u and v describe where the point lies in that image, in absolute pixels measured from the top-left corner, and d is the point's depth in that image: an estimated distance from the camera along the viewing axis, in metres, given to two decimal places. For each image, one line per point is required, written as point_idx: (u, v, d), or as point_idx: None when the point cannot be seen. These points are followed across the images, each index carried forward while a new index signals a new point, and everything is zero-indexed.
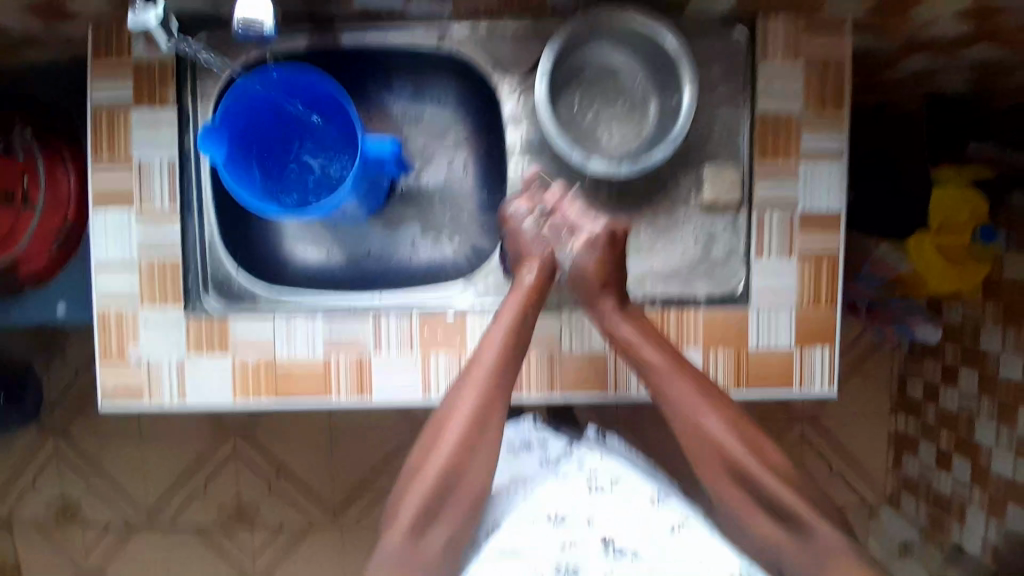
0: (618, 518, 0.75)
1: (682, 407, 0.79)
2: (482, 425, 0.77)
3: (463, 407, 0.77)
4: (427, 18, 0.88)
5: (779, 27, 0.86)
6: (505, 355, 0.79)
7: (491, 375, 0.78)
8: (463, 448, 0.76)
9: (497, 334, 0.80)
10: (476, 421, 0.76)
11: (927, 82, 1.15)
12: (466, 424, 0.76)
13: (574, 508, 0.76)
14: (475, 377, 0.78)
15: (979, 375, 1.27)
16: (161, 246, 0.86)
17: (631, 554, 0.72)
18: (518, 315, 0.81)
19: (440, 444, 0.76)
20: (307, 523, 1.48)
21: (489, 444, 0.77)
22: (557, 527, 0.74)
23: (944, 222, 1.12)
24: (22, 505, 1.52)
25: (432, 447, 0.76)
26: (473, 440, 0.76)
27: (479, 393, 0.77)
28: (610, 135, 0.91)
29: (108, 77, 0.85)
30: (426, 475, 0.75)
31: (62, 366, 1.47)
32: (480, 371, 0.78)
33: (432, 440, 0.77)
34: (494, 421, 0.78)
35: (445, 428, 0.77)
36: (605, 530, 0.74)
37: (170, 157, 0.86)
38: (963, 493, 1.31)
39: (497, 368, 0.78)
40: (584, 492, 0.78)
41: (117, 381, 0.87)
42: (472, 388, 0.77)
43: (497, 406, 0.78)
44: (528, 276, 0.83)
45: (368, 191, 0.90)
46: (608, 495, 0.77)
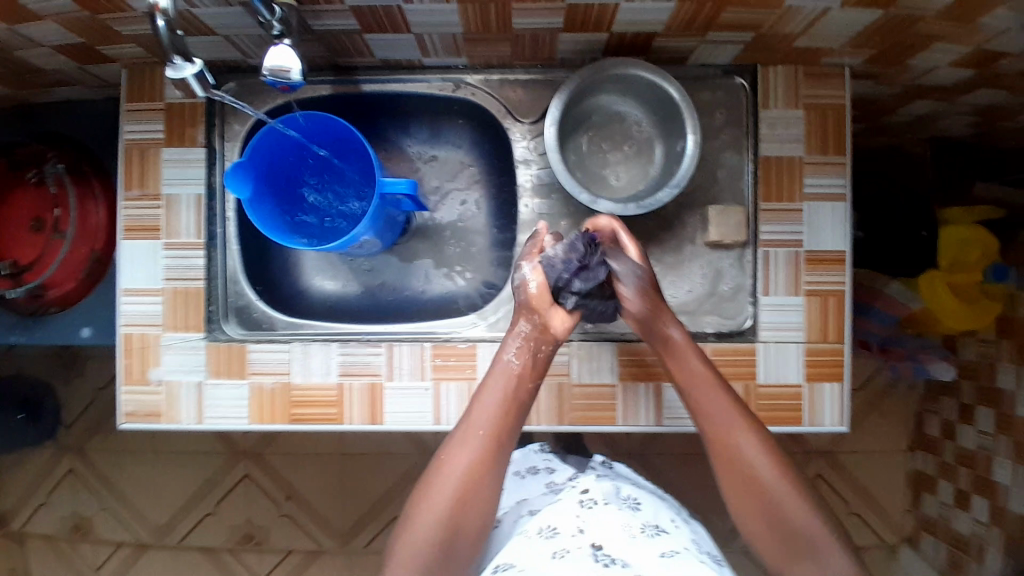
0: (610, 530, 0.73)
1: (723, 433, 0.76)
2: (480, 478, 0.74)
3: (456, 466, 0.73)
4: (443, 69, 0.92)
5: (779, 77, 0.89)
6: (505, 411, 0.76)
7: (488, 435, 0.74)
8: (459, 505, 0.72)
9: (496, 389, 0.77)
10: (473, 470, 0.73)
11: (930, 125, 1.18)
12: (461, 483, 0.73)
13: (566, 521, 0.75)
14: (474, 427, 0.75)
15: (995, 415, 1.26)
16: (186, 274, 0.90)
17: (621, 564, 0.68)
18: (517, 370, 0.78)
19: (432, 501, 0.73)
20: (316, 549, 1.49)
21: (483, 498, 0.74)
22: (551, 540, 0.72)
23: (956, 258, 1.12)
24: (36, 523, 1.55)
25: (424, 504, 0.73)
26: (468, 498, 0.73)
27: (475, 452, 0.74)
28: (618, 175, 0.95)
29: (141, 117, 0.91)
30: (419, 531, 0.72)
31: (79, 387, 1.51)
32: (477, 431, 0.75)
33: (425, 497, 0.73)
34: (491, 480, 0.74)
35: (436, 486, 0.73)
36: (595, 538, 0.72)
37: (199, 193, 0.91)
38: (981, 534, 1.29)
39: (495, 426, 0.75)
40: (576, 506, 0.77)
41: (138, 402, 0.90)
42: (468, 447, 0.74)
43: (494, 464, 0.74)
44: (528, 321, 0.80)
45: (383, 228, 0.93)
46: (599, 510, 0.77)
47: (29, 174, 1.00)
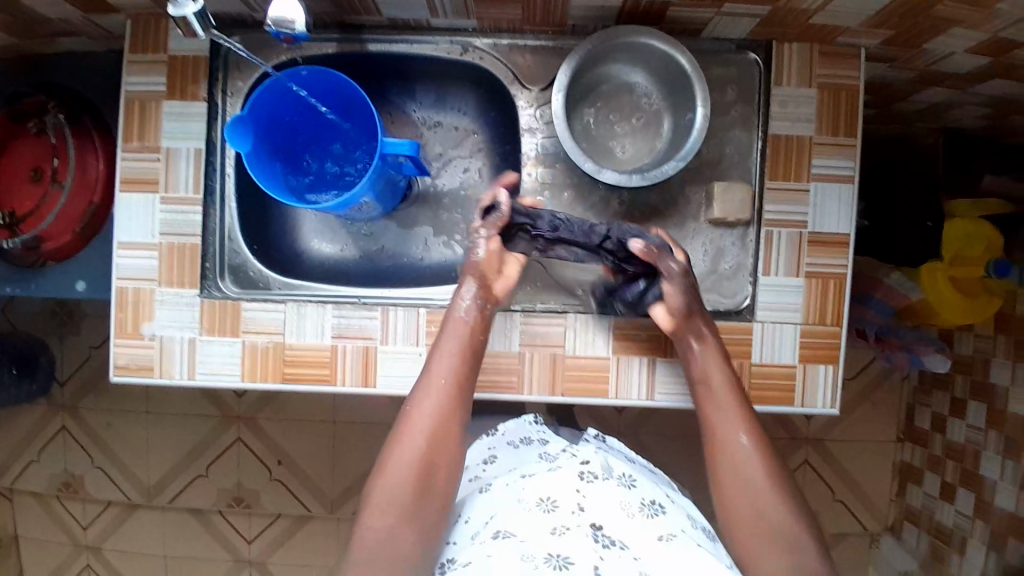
0: (609, 511, 0.73)
1: (721, 417, 0.78)
2: (446, 427, 0.76)
3: (422, 413, 0.76)
4: (451, 31, 0.90)
5: (794, 54, 0.88)
6: (466, 360, 0.80)
7: (453, 381, 0.78)
8: (428, 450, 0.74)
9: (456, 339, 0.80)
10: (440, 420, 0.76)
11: (941, 115, 1.16)
12: (429, 430, 0.75)
13: (565, 496, 0.74)
14: (437, 377, 0.78)
15: (987, 410, 1.26)
16: (182, 229, 0.89)
17: (619, 546, 0.68)
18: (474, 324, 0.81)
19: (402, 449, 0.74)
20: (306, 514, 1.50)
21: (451, 447, 0.76)
22: (549, 514, 0.71)
23: (959, 252, 1.13)
24: (26, 480, 1.55)
25: (393, 453, 0.74)
26: (434, 449, 0.74)
27: (441, 398, 0.77)
28: (623, 147, 0.93)
29: (143, 69, 0.89)
30: (391, 477, 0.72)
31: (74, 346, 1.50)
32: (438, 378, 0.78)
33: (395, 445, 0.75)
34: (456, 426, 0.77)
35: (404, 434, 0.75)
36: (594, 517, 0.71)
37: (197, 147, 0.89)
38: (964, 527, 1.30)
39: (460, 374, 0.79)
40: (575, 480, 0.76)
41: (130, 356, 0.90)
42: (434, 393, 0.77)
43: (458, 412, 0.77)
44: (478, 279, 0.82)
45: (384, 191, 0.92)
46: (599, 485, 0.76)
47: (29, 123, 0.98)
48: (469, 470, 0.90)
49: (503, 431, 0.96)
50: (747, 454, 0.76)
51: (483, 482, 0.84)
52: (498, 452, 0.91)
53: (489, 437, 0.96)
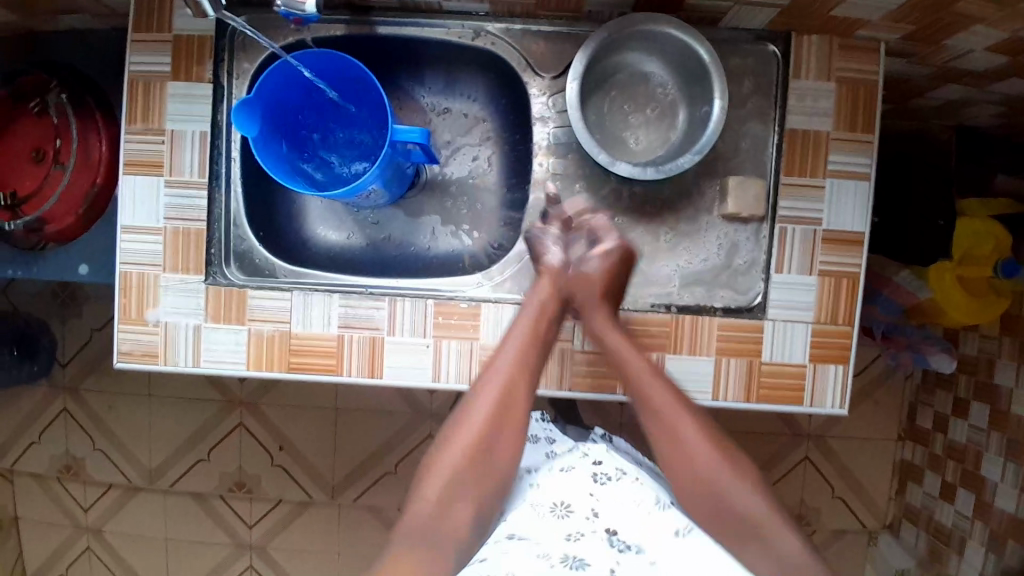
0: (624, 513, 0.75)
1: (652, 411, 0.74)
2: (509, 413, 0.73)
3: (488, 391, 0.74)
4: (463, 15, 0.88)
5: (813, 46, 0.86)
6: (535, 343, 0.78)
7: (519, 366, 0.76)
8: (490, 429, 0.72)
9: (524, 322, 0.79)
10: (502, 404, 0.74)
11: (956, 113, 1.15)
12: (493, 409, 0.73)
13: (580, 501, 0.76)
14: (503, 363, 0.76)
15: (990, 411, 1.26)
16: (187, 214, 0.88)
17: (634, 549, 0.70)
18: (543, 308, 0.81)
19: (463, 432, 0.72)
20: (306, 500, 1.50)
21: (514, 428, 0.74)
22: (563, 520, 0.74)
23: (969, 250, 1.12)
24: (28, 461, 1.55)
25: (455, 430, 0.73)
26: (496, 434, 0.72)
27: (505, 384, 0.75)
28: (637, 139, 0.92)
29: (147, 49, 0.87)
30: (446, 463, 0.71)
31: (76, 327, 1.49)
32: (505, 359, 0.76)
33: (454, 430, 0.73)
34: (522, 408, 0.75)
35: (468, 412, 0.74)
36: (609, 522, 0.73)
37: (202, 130, 0.87)
38: (963, 527, 1.30)
39: (525, 360, 0.76)
40: (589, 482, 0.79)
41: (134, 342, 0.89)
42: (499, 378, 0.75)
43: (525, 394, 0.75)
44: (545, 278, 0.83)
45: (392, 179, 0.90)
46: (613, 486, 0.78)
47: (30, 103, 0.96)
48: None
49: None
50: (693, 445, 0.72)
51: None
52: None
53: None
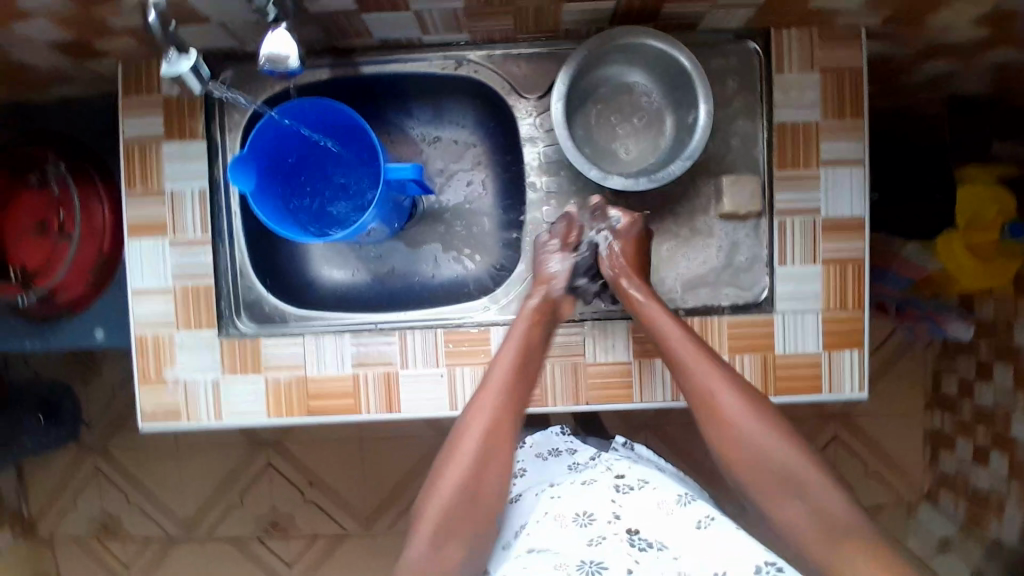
0: (646, 514, 0.73)
1: (708, 400, 0.77)
2: (495, 447, 0.75)
3: (476, 428, 0.76)
4: (443, 47, 0.90)
5: (793, 39, 0.86)
6: (520, 372, 0.79)
7: (500, 398, 0.77)
8: (479, 465, 0.74)
9: (508, 352, 0.80)
10: (489, 440, 0.75)
11: (945, 84, 1.14)
12: (481, 445, 0.75)
13: (601, 506, 0.74)
14: (486, 401, 0.77)
15: (1013, 372, 1.24)
16: (195, 271, 0.89)
17: (657, 547, 0.69)
18: (525, 334, 0.82)
19: (453, 468, 0.74)
20: (342, 532, 1.51)
21: (501, 466, 0.75)
22: (585, 527, 0.72)
23: (973, 216, 1.09)
24: (66, 524, 1.57)
25: (446, 466, 0.75)
26: (485, 467, 0.74)
27: (488, 419, 0.76)
28: (627, 148, 0.92)
29: (138, 114, 0.89)
30: (439, 499, 0.74)
31: (98, 387, 1.52)
32: (489, 395, 0.78)
33: (444, 465, 0.76)
34: (511, 441, 0.77)
35: (456, 450, 0.76)
36: (630, 522, 0.72)
37: (201, 188, 0.89)
38: (1001, 489, 1.28)
39: (507, 393, 0.78)
40: (610, 491, 0.76)
41: (157, 402, 0.90)
42: (481, 415, 0.77)
43: (509, 435, 0.77)
44: (530, 304, 0.84)
45: (390, 213, 0.92)
46: (636, 493, 0.76)
47: (31, 176, 0.98)
48: None
49: (531, 444, 0.95)
50: (741, 418, 0.76)
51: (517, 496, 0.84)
52: (527, 466, 0.90)
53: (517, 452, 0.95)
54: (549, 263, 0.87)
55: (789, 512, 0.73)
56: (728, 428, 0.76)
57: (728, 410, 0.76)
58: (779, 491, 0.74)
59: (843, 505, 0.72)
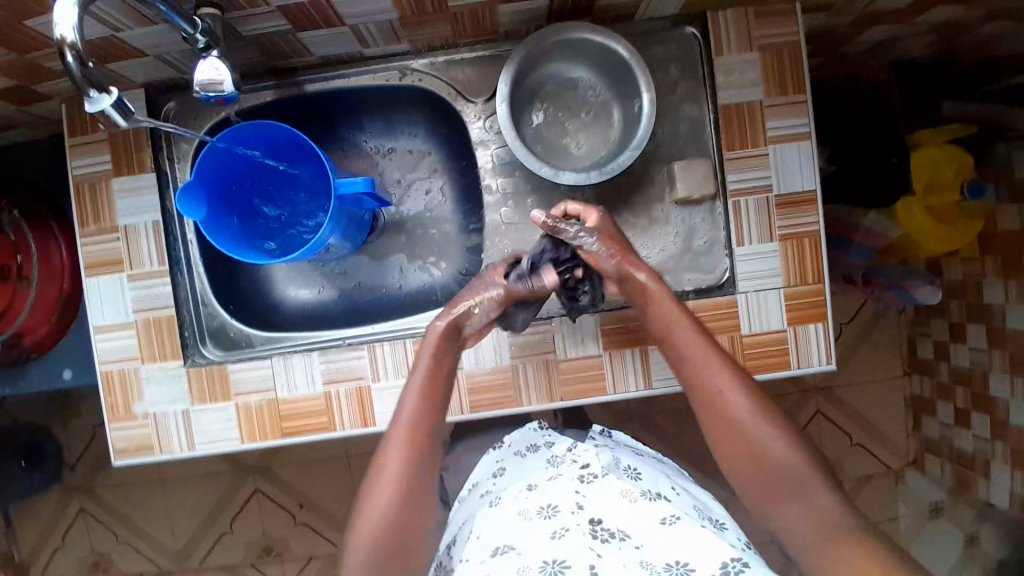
0: (609, 503, 0.74)
1: (709, 390, 0.75)
2: (417, 475, 0.73)
3: (390, 463, 0.73)
4: (386, 57, 0.90)
5: (729, 20, 0.87)
6: (429, 401, 0.78)
7: (412, 423, 0.75)
8: (401, 500, 0.72)
9: (416, 382, 0.78)
10: (408, 469, 0.73)
11: (889, 51, 1.16)
12: (398, 479, 0.72)
13: (566, 498, 0.75)
14: (398, 430, 0.75)
15: (986, 330, 1.26)
16: (156, 303, 0.88)
17: (619, 538, 0.69)
18: (433, 363, 0.80)
19: (373, 503, 0.72)
20: (337, 551, 1.50)
21: (423, 493, 0.73)
22: (549, 520, 0.71)
23: (930, 180, 1.12)
24: (56, 567, 1.55)
25: (365, 506, 0.72)
26: (406, 496, 0.72)
27: (404, 447, 0.74)
28: (578, 143, 0.93)
29: (85, 151, 0.88)
30: (362, 536, 0.70)
31: (77, 428, 1.50)
32: (398, 432, 0.76)
33: (366, 499, 0.73)
34: (428, 473, 0.75)
35: (374, 488, 0.73)
36: (594, 512, 0.72)
37: (155, 220, 0.88)
38: (985, 451, 1.30)
39: (421, 416, 0.76)
40: (575, 481, 0.78)
41: (128, 437, 0.89)
42: (395, 444, 0.74)
43: (426, 459, 0.75)
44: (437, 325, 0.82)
45: (349, 228, 0.92)
46: (600, 482, 0.78)
47: None
48: (480, 485, 0.90)
49: (508, 442, 0.96)
50: (742, 405, 0.73)
51: (493, 495, 0.82)
52: (507, 464, 0.91)
53: (497, 451, 0.97)
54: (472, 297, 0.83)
55: (786, 513, 0.70)
56: (734, 421, 0.73)
57: (730, 401, 0.74)
58: (770, 489, 0.71)
59: (835, 504, 0.68)
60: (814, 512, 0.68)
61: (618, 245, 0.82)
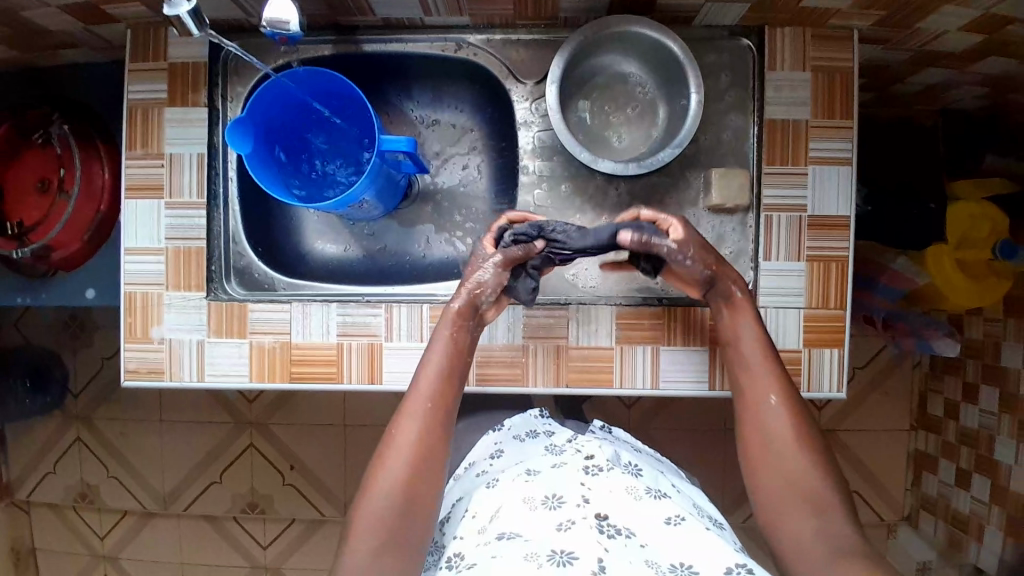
0: (613, 497, 0.73)
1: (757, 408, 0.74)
2: (432, 450, 0.72)
3: (406, 434, 0.72)
4: (445, 29, 0.92)
5: (787, 38, 0.88)
6: (449, 373, 0.77)
7: (431, 399, 0.74)
8: (415, 472, 0.70)
9: (437, 356, 0.77)
10: (424, 444, 0.72)
11: (940, 96, 1.16)
12: (414, 450, 0.71)
13: (571, 491, 0.74)
14: (416, 405, 0.74)
15: (999, 393, 1.24)
16: (188, 233, 0.90)
17: (625, 535, 0.69)
18: (452, 341, 0.78)
19: (385, 472, 0.70)
20: (320, 518, 1.51)
21: (434, 470, 0.72)
22: (555, 510, 0.71)
23: (965, 234, 1.10)
24: (43, 492, 1.57)
25: (376, 476, 0.71)
26: (420, 470, 0.71)
27: (420, 420, 0.73)
28: (620, 137, 0.94)
29: (144, 78, 0.90)
30: (373, 504, 0.69)
31: (86, 357, 1.52)
32: (416, 404, 0.74)
33: (377, 469, 0.71)
34: (442, 449, 0.73)
35: (387, 457, 0.71)
36: (599, 508, 0.72)
37: (200, 152, 0.90)
38: (981, 513, 1.28)
39: (438, 393, 0.75)
40: (580, 473, 0.77)
41: (141, 360, 0.91)
42: (411, 417, 0.73)
43: (440, 437, 0.73)
44: (452, 305, 0.80)
45: (384, 189, 0.93)
46: (605, 476, 0.77)
47: (35, 135, 0.99)
48: (477, 464, 0.90)
49: (508, 426, 0.96)
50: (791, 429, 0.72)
51: (490, 476, 0.83)
52: (504, 446, 0.91)
53: (496, 432, 0.97)
54: (478, 270, 0.81)
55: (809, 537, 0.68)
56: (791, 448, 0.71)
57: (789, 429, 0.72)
58: (796, 508, 0.69)
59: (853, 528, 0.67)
60: (838, 543, 0.66)
61: (710, 258, 0.78)
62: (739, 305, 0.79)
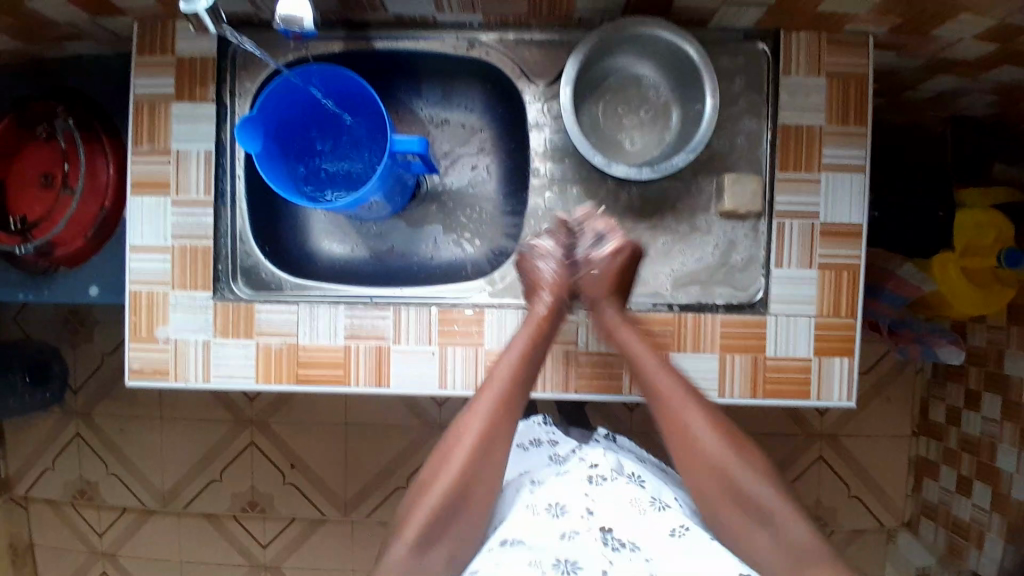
0: (617, 510, 0.72)
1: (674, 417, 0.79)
2: (490, 448, 0.77)
3: (471, 429, 0.77)
4: (457, 27, 0.91)
5: (801, 43, 0.87)
6: (511, 385, 0.79)
7: (498, 398, 0.78)
8: (473, 471, 0.76)
9: (514, 354, 0.81)
10: (484, 441, 0.76)
11: (951, 103, 1.15)
12: (475, 445, 0.76)
13: (575, 500, 0.73)
14: (484, 403, 0.78)
15: (1002, 400, 1.24)
16: (195, 233, 0.89)
17: (630, 547, 0.69)
18: (530, 343, 0.82)
19: (449, 462, 0.76)
20: (320, 517, 1.50)
21: (488, 472, 0.76)
22: (558, 519, 0.71)
23: (970, 243, 1.09)
24: (42, 487, 1.56)
25: (440, 465, 0.76)
26: (481, 464, 0.76)
27: (485, 418, 0.77)
28: (632, 140, 0.93)
29: (152, 73, 0.89)
30: (427, 497, 0.74)
31: (86, 352, 1.51)
32: (485, 402, 0.78)
33: (441, 458, 0.77)
34: (502, 447, 0.77)
35: (452, 447, 0.77)
36: (605, 520, 0.71)
37: (207, 149, 0.89)
38: (982, 520, 1.28)
39: (505, 392, 0.78)
40: (584, 483, 0.75)
41: (145, 359, 0.90)
42: (478, 413, 0.77)
43: (501, 441, 0.78)
44: (537, 305, 0.85)
45: (393, 190, 0.92)
46: (609, 487, 0.75)
47: (38, 128, 0.98)
48: None
49: None
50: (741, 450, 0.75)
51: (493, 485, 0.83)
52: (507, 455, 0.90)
53: None
54: (544, 265, 0.87)
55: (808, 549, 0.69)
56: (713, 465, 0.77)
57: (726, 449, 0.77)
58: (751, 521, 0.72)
59: None
60: None
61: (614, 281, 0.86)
62: (605, 316, 0.86)
